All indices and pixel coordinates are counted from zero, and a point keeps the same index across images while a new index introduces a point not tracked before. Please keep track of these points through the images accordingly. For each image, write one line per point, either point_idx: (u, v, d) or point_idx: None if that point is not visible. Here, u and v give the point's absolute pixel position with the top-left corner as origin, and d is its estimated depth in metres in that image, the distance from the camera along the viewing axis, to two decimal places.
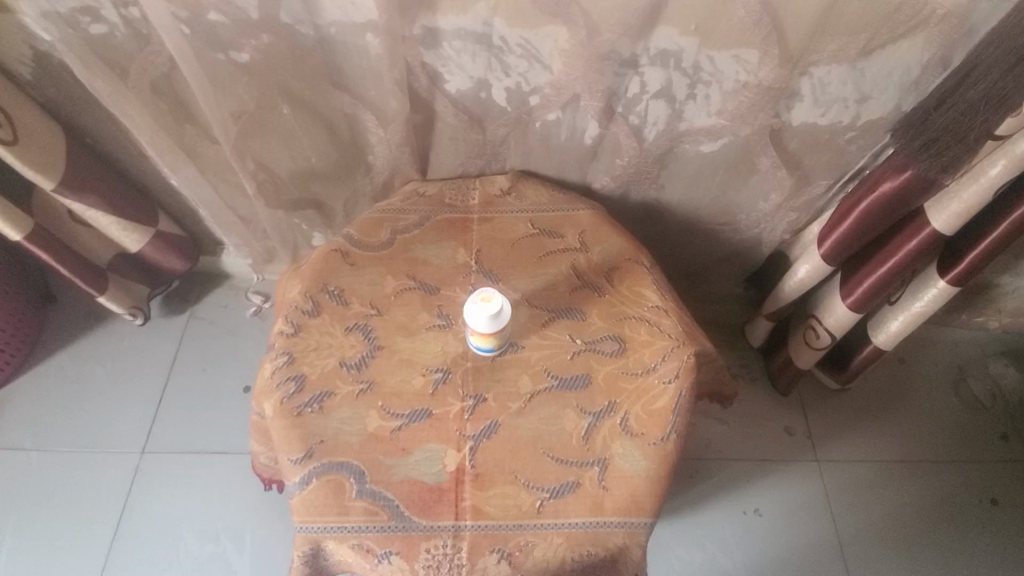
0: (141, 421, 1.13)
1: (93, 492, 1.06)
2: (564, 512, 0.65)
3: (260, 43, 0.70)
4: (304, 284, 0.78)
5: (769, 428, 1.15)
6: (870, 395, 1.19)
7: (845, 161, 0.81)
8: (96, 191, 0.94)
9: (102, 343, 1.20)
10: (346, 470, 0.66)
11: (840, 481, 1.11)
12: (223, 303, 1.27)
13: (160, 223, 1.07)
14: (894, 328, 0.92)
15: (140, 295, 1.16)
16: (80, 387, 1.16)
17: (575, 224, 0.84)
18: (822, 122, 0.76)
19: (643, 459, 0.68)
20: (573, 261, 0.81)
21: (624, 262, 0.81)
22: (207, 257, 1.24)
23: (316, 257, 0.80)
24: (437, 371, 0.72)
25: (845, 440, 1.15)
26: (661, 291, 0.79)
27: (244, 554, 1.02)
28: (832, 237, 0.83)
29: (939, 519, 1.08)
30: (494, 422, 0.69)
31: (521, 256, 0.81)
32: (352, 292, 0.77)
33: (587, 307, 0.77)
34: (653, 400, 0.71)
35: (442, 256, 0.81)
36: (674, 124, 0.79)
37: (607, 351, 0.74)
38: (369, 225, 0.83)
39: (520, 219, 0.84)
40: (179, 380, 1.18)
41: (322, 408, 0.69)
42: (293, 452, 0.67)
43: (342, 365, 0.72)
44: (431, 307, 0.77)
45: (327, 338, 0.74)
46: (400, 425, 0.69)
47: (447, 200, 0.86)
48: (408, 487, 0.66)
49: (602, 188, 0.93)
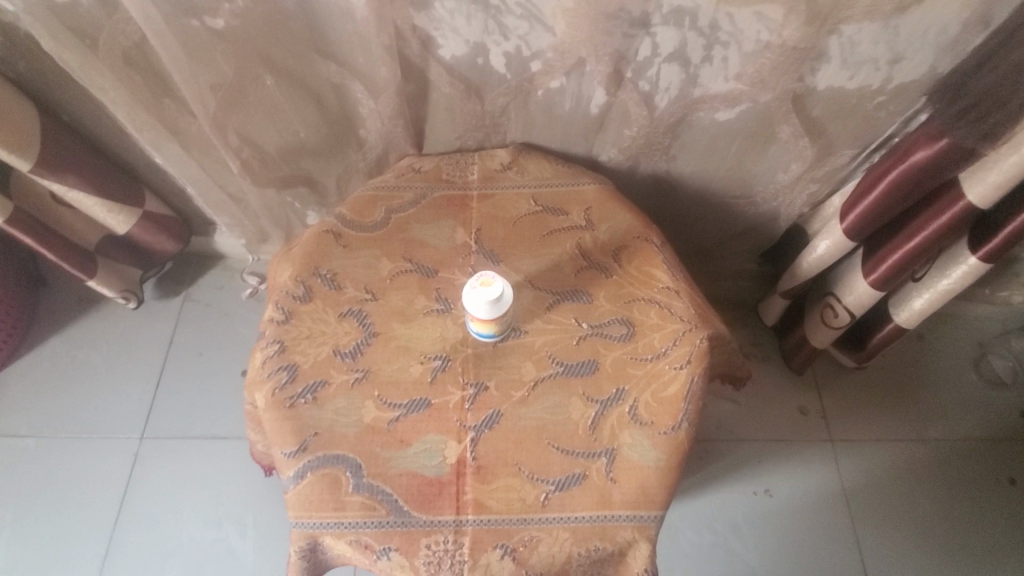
0: (136, 407, 1.11)
1: (92, 478, 1.05)
2: (570, 506, 0.62)
3: (237, 7, 0.65)
4: (295, 268, 0.74)
5: (782, 407, 1.12)
6: (888, 372, 1.15)
7: (872, 130, 0.76)
8: (76, 172, 0.90)
9: (97, 327, 1.18)
10: (342, 463, 0.63)
11: (855, 462, 1.08)
12: (218, 285, 1.24)
13: (147, 203, 1.03)
14: (918, 308, 0.87)
15: (131, 278, 1.13)
16: (74, 371, 1.14)
17: (580, 200, 0.80)
18: (850, 85, 0.70)
19: (655, 449, 0.65)
20: (579, 240, 0.76)
21: (632, 240, 0.77)
22: (198, 237, 1.21)
23: (307, 239, 0.77)
24: (435, 358, 0.69)
25: (860, 419, 1.12)
26: (671, 271, 0.75)
27: (246, 539, 1.01)
28: (857, 210, 0.78)
29: (954, 498, 1.06)
30: (496, 411, 0.66)
31: (523, 235, 0.77)
32: (345, 276, 0.74)
33: (594, 288, 0.73)
34: (665, 386, 0.67)
35: (440, 237, 0.77)
36: (687, 90, 0.73)
37: (615, 336, 0.70)
38: (362, 204, 0.79)
39: (522, 195, 0.80)
40: (175, 365, 1.16)
41: (316, 399, 0.66)
42: (285, 446, 0.64)
43: (336, 354, 0.69)
44: (429, 290, 0.73)
45: (319, 325, 0.71)
46: (399, 416, 0.66)
47: (445, 175, 0.82)
48: (407, 480, 0.63)
49: (610, 161, 0.87)
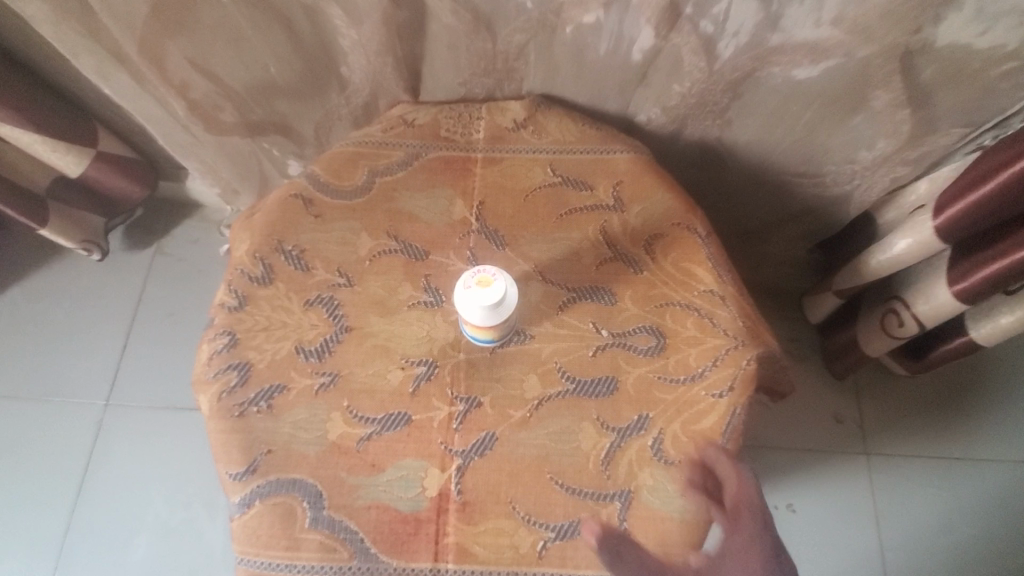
0: (102, 370, 1.01)
1: (53, 444, 0.97)
2: (573, 561, 0.51)
3: None
4: (254, 240, 0.61)
5: (814, 413, 1.01)
6: (940, 381, 1.02)
7: (993, 102, 0.59)
8: (8, 103, 0.75)
9: (59, 278, 1.06)
10: (299, 491, 0.52)
11: (890, 480, 0.97)
12: (193, 237, 1.11)
13: (102, 142, 0.89)
14: (1005, 325, 0.72)
15: (94, 227, 0.99)
16: (34, 327, 1.03)
17: (610, 172, 0.64)
18: (980, 41, 0.53)
19: (680, 495, 0.53)
20: (604, 223, 0.62)
21: (671, 228, 0.62)
22: (169, 182, 1.07)
23: (272, 204, 0.63)
24: (420, 364, 0.57)
25: (901, 432, 1.00)
26: (717, 271, 0.60)
27: (216, 522, 0.93)
28: (959, 203, 0.61)
29: (999, 527, 0.95)
30: (490, 435, 0.54)
31: (535, 213, 0.62)
32: (315, 254, 0.60)
33: (619, 287, 0.59)
34: (698, 418, 0.55)
35: (433, 209, 0.62)
36: (762, 36, 0.56)
37: (642, 349, 0.57)
38: (340, 162, 0.64)
39: (538, 162, 0.64)
40: (144, 326, 1.05)
41: (271, 408, 0.54)
42: (232, 466, 0.53)
43: (298, 351, 0.56)
44: (416, 277, 0.60)
45: (280, 315, 0.58)
46: (371, 434, 0.54)
47: (444, 131, 0.66)
48: (376, 516, 0.52)
49: (649, 123, 0.70)
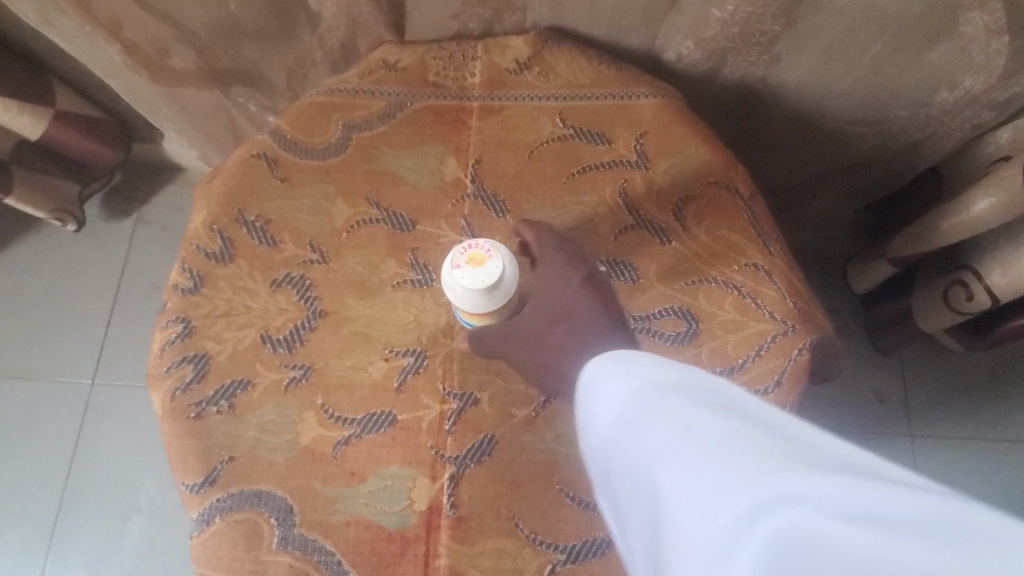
0: (86, 348, 0.95)
1: (39, 426, 0.92)
2: None
3: None
4: (212, 209, 0.52)
5: (855, 392, 0.91)
6: (998, 356, 0.91)
7: None
8: None
9: (36, 250, 0.99)
10: (266, 505, 0.45)
11: (937, 465, 0.88)
12: (176, 203, 1.02)
13: (60, 100, 0.79)
14: None
15: (68, 195, 0.90)
16: (15, 302, 0.97)
17: (632, 121, 0.53)
18: None
19: None
20: (625, 184, 0.51)
21: (705, 189, 0.51)
22: (145, 143, 0.97)
23: (231, 166, 0.53)
24: (406, 354, 0.48)
25: (952, 412, 0.90)
26: (761, 240, 0.50)
27: None
28: None
29: None
30: (489, 438, 0.46)
31: (542, 174, 0.52)
32: (283, 225, 0.51)
33: (642, 261, 0.49)
34: None
35: (421, 170, 0.52)
36: None
37: (670, 335, 0.48)
38: (310, 115, 0.54)
39: (545, 110, 0.54)
40: (128, 300, 0.98)
41: (234, 408, 0.47)
42: (189, 476, 0.45)
43: (265, 340, 0.48)
44: (401, 251, 0.51)
45: (242, 298, 0.49)
46: (351, 437, 0.46)
47: (432, 76, 0.55)
48: (356, 534, 0.44)
49: (680, 60, 0.58)
